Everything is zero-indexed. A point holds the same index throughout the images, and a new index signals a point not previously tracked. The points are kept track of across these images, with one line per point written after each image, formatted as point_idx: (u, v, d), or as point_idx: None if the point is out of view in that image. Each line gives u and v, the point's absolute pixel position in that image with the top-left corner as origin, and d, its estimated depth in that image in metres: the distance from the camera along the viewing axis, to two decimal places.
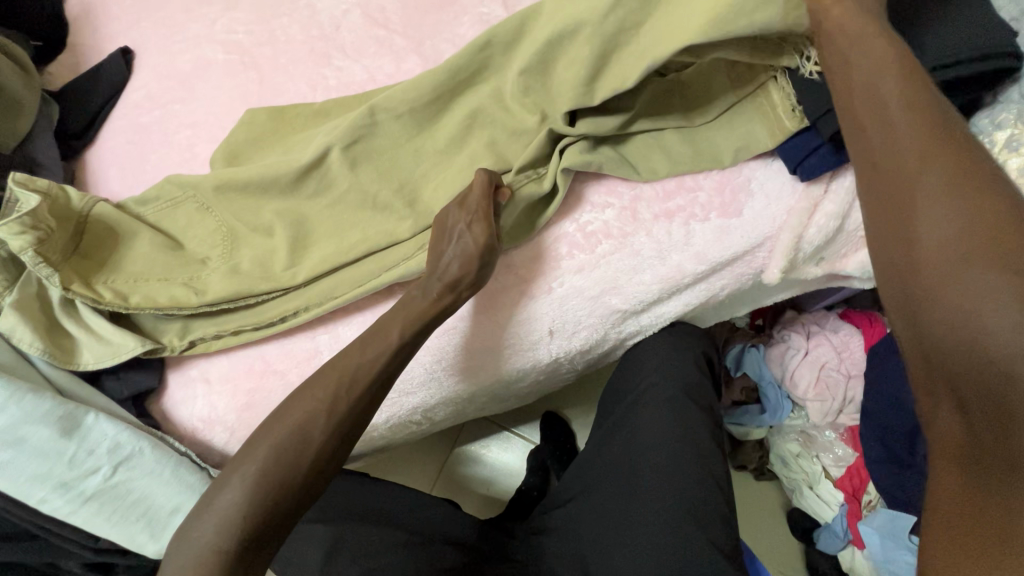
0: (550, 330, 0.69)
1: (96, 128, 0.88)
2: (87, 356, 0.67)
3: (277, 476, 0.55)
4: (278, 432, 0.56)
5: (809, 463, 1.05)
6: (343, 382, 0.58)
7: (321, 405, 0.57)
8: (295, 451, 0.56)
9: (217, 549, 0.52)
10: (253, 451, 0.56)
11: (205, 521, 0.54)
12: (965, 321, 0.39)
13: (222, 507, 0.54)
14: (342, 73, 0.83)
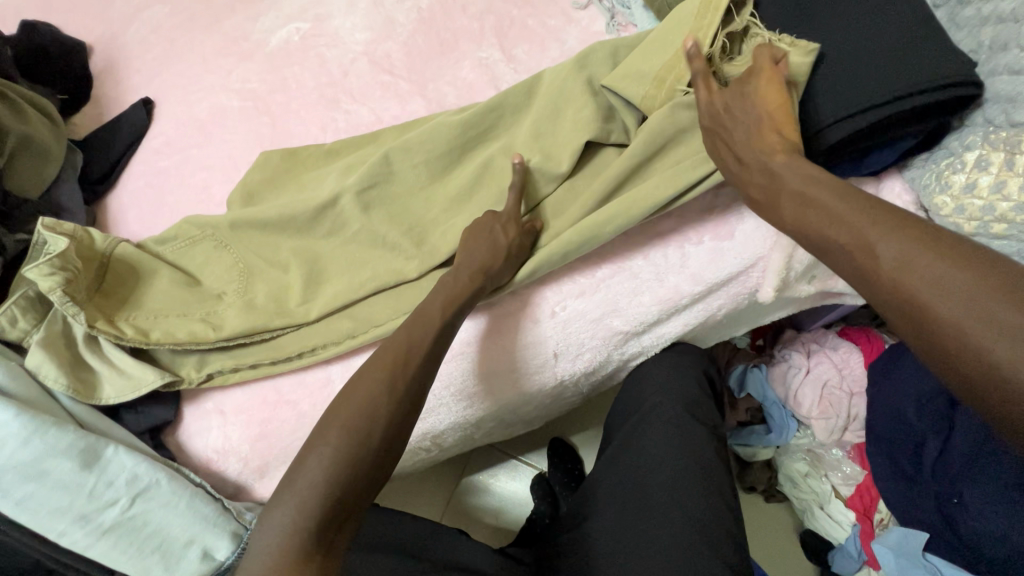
0: (554, 353, 0.71)
1: (117, 173, 0.93)
2: (108, 391, 0.69)
3: (356, 447, 0.51)
4: (348, 410, 0.53)
5: (818, 482, 1.04)
6: (405, 354, 0.58)
7: (384, 378, 0.56)
8: (366, 427, 0.52)
9: (300, 534, 0.47)
10: (324, 434, 0.52)
11: (283, 507, 0.49)
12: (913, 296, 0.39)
13: (301, 489, 0.49)
14: (351, 116, 0.88)
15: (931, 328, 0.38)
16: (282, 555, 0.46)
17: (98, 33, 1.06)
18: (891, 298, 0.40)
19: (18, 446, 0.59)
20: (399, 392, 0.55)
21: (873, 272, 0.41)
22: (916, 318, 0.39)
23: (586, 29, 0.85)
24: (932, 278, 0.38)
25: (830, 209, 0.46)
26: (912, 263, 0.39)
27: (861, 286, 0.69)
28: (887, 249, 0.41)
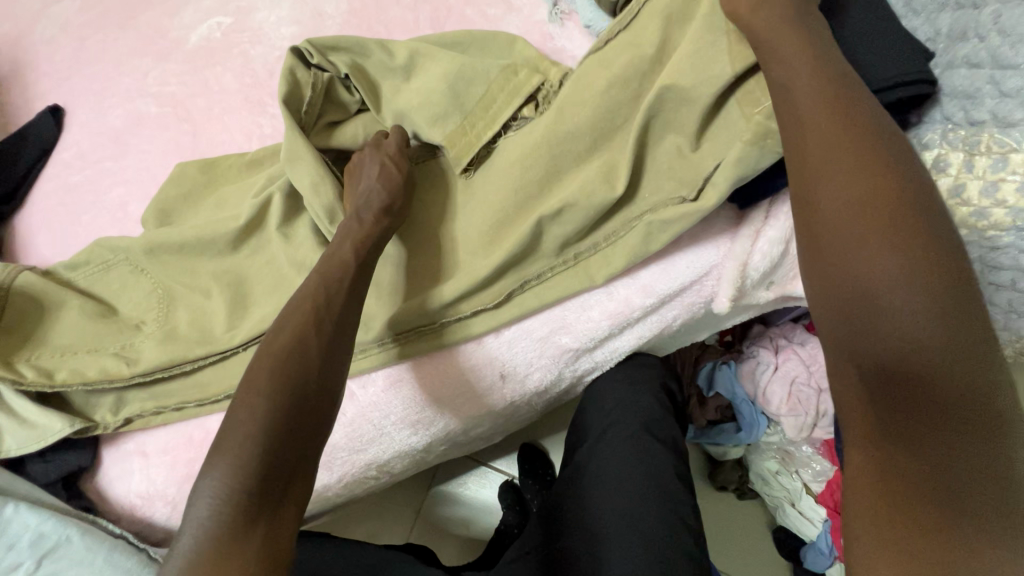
0: (501, 374, 0.67)
1: (25, 191, 0.84)
2: (11, 441, 0.63)
3: (289, 398, 0.48)
4: (269, 365, 0.49)
5: (789, 480, 1.03)
6: (325, 296, 0.54)
7: (306, 327, 0.51)
8: (296, 371, 0.49)
9: (234, 500, 0.44)
10: (252, 390, 0.48)
11: (213, 469, 0.45)
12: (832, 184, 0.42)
13: (232, 449, 0.46)
14: (278, 120, 0.81)
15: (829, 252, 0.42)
16: (218, 521, 0.43)
17: (1, 34, 0.96)
18: (825, 217, 0.42)
19: None
20: (329, 336, 0.52)
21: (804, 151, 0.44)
22: (836, 241, 0.42)
23: (528, 18, 0.78)
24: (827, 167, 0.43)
25: (824, 120, 0.44)
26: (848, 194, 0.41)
27: None
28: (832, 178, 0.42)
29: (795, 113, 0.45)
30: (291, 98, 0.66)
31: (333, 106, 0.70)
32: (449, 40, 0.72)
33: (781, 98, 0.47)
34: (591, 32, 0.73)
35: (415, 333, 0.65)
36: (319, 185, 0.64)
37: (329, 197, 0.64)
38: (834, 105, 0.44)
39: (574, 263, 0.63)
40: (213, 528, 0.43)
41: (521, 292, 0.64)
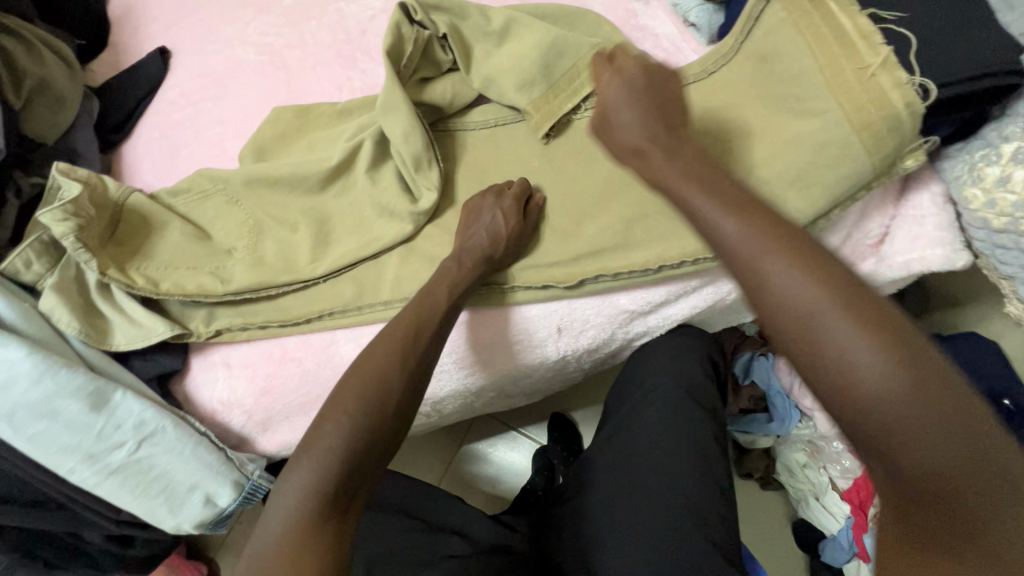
0: (558, 328, 0.71)
1: (133, 123, 0.92)
2: (119, 337, 0.69)
3: (376, 412, 0.51)
4: (358, 380, 0.53)
5: (815, 474, 1.03)
6: (412, 334, 0.57)
7: (394, 358, 0.55)
8: (383, 389, 0.53)
9: (314, 496, 0.47)
10: (340, 403, 0.51)
11: (298, 466, 0.48)
12: (801, 310, 0.37)
13: (319, 451, 0.49)
14: (367, 75, 0.86)
15: (823, 356, 0.35)
16: (300, 513, 0.46)
17: None
18: (841, 393, 0.35)
19: (30, 385, 0.59)
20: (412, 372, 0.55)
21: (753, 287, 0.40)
22: (855, 408, 0.35)
23: None
24: (802, 318, 0.37)
25: (827, 293, 0.37)
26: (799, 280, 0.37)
27: (880, 277, 0.65)
28: (761, 243, 0.40)
29: (745, 260, 0.40)
30: (394, 49, 0.70)
31: (429, 66, 0.75)
32: (539, 11, 0.76)
33: (719, 247, 0.43)
34: (675, 10, 0.76)
35: (477, 292, 0.70)
36: (410, 136, 0.69)
37: (419, 148, 0.70)
38: (810, 260, 0.38)
39: (639, 234, 0.67)
40: (295, 521, 0.46)
41: (593, 281, 0.67)
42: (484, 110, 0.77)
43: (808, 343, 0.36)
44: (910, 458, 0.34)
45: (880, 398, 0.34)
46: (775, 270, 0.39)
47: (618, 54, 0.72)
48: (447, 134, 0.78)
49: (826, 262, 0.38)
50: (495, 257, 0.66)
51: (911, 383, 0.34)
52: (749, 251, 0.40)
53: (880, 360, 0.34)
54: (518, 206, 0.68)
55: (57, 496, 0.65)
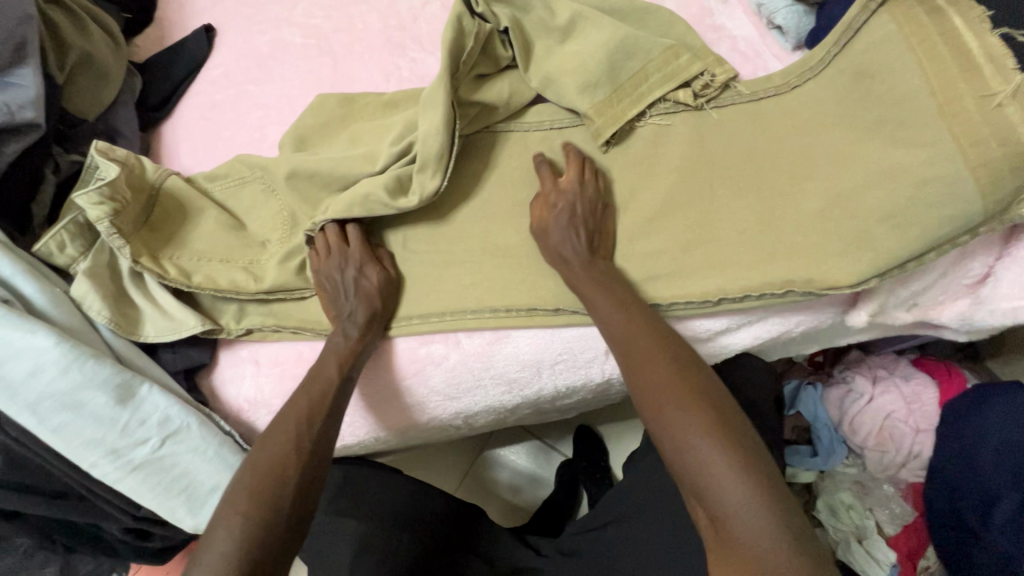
0: (606, 350, 0.65)
1: (174, 102, 0.89)
2: (148, 328, 0.66)
3: (261, 508, 0.51)
4: (254, 473, 0.53)
5: (862, 515, 0.95)
6: (307, 415, 0.57)
7: (287, 451, 0.54)
8: (270, 478, 0.53)
9: None
10: (235, 501, 0.51)
11: (194, 574, 0.48)
12: (651, 390, 0.52)
13: (208, 563, 0.48)
14: (416, 65, 0.82)
15: (703, 500, 0.46)
16: None
17: None
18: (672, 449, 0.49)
19: (57, 374, 0.57)
20: (309, 454, 0.55)
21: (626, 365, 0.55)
22: (680, 466, 0.48)
23: None
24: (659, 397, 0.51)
25: (661, 375, 0.52)
26: (698, 431, 0.48)
27: (974, 323, 0.59)
28: (678, 414, 0.49)
29: (642, 364, 0.54)
30: (454, 47, 0.65)
31: (487, 61, 0.70)
32: (609, 7, 0.70)
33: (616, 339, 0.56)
34: (759, 11, 0.70)
35: (515, 309, 0.65)
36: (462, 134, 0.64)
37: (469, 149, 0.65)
38: (668, 355, 0.54)
39: (699, 260, 0.61)
40: None
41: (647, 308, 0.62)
42: (540, 110, 0.72)
43: (656, 408, 0.51)
44: (728, 514, 0.44)
45: (754, 527, 0.43)
46: (655, 367, 0.53)
47: (693, 57, 0.66)
48: (498, 134, 0.73)
49: (679, 359, 0.54)
50: (382, 307, 0.65)
51: (737, 453, 0.47)
52: (640, 351, 0.54)
53: (751, 504, 0.44)
54: (367, 252, 0.67)
55: (77, 487, 0.62)
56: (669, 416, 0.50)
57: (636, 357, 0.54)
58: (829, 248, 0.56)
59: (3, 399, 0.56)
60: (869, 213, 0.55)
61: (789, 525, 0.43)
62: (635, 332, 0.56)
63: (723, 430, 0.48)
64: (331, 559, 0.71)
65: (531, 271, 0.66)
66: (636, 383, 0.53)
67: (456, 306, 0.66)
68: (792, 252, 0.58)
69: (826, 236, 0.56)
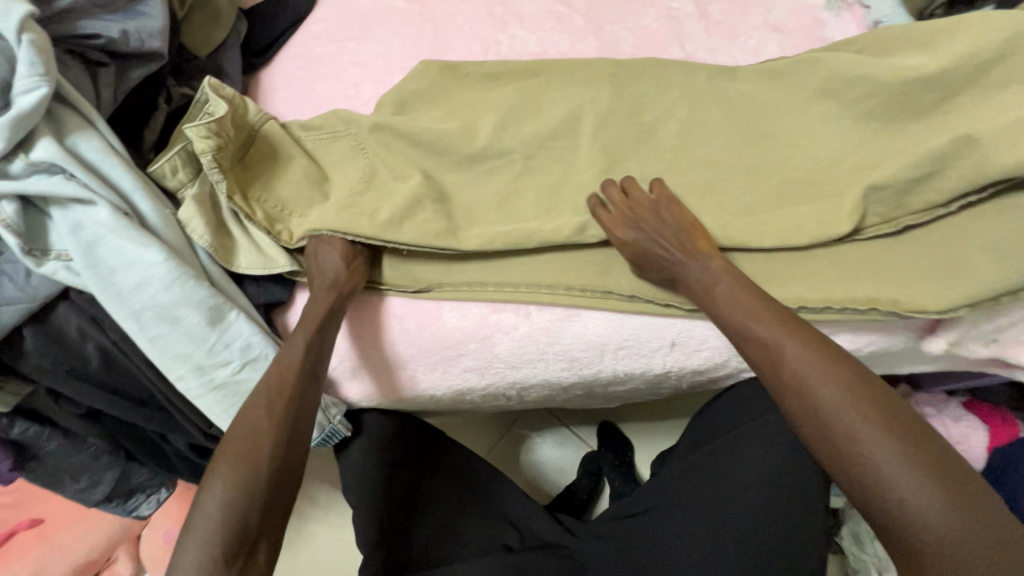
0: (671, 342, 0.67)
1: (275, 51, 0.92)
2: (241, 261, 0.69)
3: (273, 422, 0.57)
4: (264, 396, 0.58)
5: (888, 548, 0.93)
6: (292, 381, 0.60)
7: (286, 373, 0.60)
8: (281, 400, 0.58)
9: (237, 500, 0.53)
10: (252, 415, 0.57)
11: (213, 483, 0.54)
12: (793, 378, 0.52)
13: (230, 460, 0.55)
14: (516, 42, 0.83)
15: (879, 485, 0.46)
16: (220, 519, 0.52)
17: None
18: (821, 433, 0.50)
19: (161, 288, 0.61)
20: (293, 415, 0.58)
21: (772, 358, 0.54)
22: (829, 443, 0.49)
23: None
24: (807, 385, 0.51)
25: (813, 367, 0.51)
26: (842, 402, 0.49)
27: None
28: (839, 398, 0.49)
29: (780, 358, 0.53)
30: None
31: None
32: None
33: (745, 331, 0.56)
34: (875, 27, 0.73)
35: (585, 289, 0.67)
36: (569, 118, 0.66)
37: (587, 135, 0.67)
38: (805, 335, 0.54)
39: (778, 269, 0.62)
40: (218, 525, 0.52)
41: None
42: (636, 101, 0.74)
43: (796, 393, 0.52)
44: (891, 493, 0.45)
45: (916, 499, 0.45)
46: (801, 359, 0.52)
47: (804, 65, 0.66)
48: None
49: (823, 340, 0.53)
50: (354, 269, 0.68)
51: (896, 432, 0.47)
52: (783, 341, 0.53)
53: (919, 480, 0.45)
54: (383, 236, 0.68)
55: (158, 395, 0.67)
56: (817, 403, 0.50)
57: (782, 352, 0.53)
58: (922, 279, 0.57)
59: (112, 304, 0.59)
60: (967, 243, 0.57)
61: (960, 481, 0.45)
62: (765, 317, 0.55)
63: (876, 413, 0.48)
64: (375, 504, 0.74)
65: (607, 258, 0.68)
66: (773, 373, 0.54)
67: (532, 280, 0.68)
68: (881, 280, 0.59)
69: (916, 265, 0.58)
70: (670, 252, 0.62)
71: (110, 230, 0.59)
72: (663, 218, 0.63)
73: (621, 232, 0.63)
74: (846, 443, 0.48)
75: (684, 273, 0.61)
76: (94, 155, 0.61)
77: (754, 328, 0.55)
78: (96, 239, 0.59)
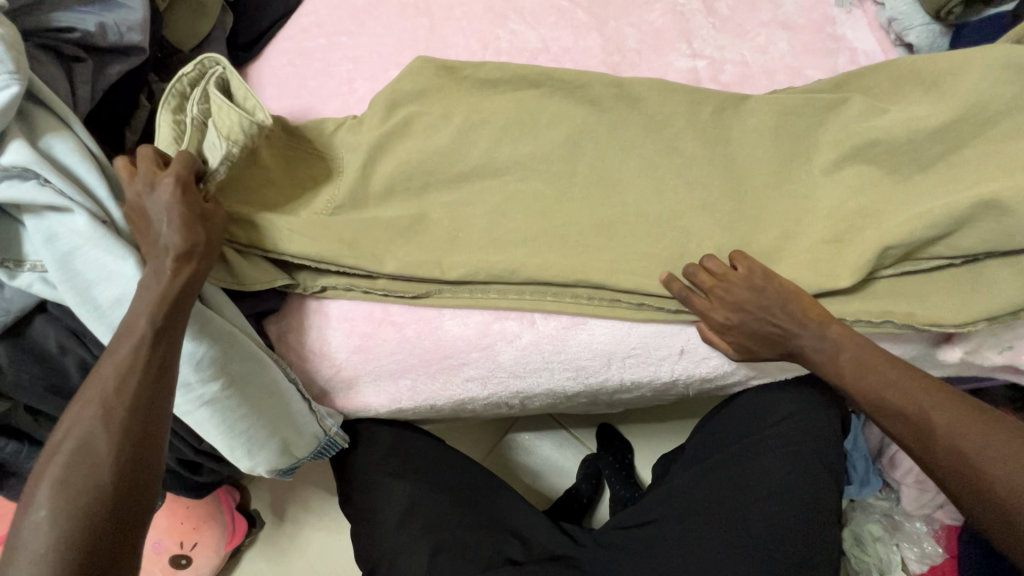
0: (680, 350, 0.66)
1: (263, 45, 0.88)
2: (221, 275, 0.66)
3: (125, 405, 0.48)
4: (108, 372, 0.49)
5: (888, 550, 0.94)
6: (103, 402, 0.48)
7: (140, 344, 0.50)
8: (128, 374, 0.49)
9: (73, 499, 0.44)
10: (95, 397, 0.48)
11: (50, 478, 0.46)
12: (926, 431, 0.53)
13: (64, 455, 0.46)
14: (516, 37, 0.80)
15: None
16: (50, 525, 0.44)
17: None
18: (971, 483, 0.51)
19: None
20: (120, 426, 0.47)
21: (900, 413, 0.55)
22: (981, 493, 0.50)
23: None
24: (944, 437, 0.52)
25: (945, 417, 0.53)
26: (989, 450, 0.50)
27: None
28: (983, 444, 0.51)
29: (906, 410, 0.55)
30: None
31: None
32: None
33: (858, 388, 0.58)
34: (889, 25, 0.72)
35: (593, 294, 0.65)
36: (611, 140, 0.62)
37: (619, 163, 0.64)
38: (928, 386, 0.55)
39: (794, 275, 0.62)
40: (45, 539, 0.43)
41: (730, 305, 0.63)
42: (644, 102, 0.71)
43: (935, 446, 0.53)
44: None
45: None
46: (932, 410, 0.53)
47: None
48: None
49: (946, 386, 0.55)
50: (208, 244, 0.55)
51: None
52: (902, 395, 0.55)
53: None
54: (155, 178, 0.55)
55: None
56: (959, 454, 0.51)
57: (906, 406, 0.55)
58: (936, 293, 0.60)
59: (91, 318, 0.56)
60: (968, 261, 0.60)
61: None
62: (879, 369, 0.57)
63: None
64: (377, 517, 0.73)
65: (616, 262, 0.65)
66: (904, 428, 0.55)
67: (537, 286, 0.66)
68: (894, 295, 0.61)
69: (925, 280, 0.61)
70: (777, 325, 0.59)
71: (87, 240, 0.55)
72: (761, 293, 0.59)
73: (724, 309, 0.60)
74: (999, 490, 0.49)
75: (801, 348, 0.59)
76: (68, 157, 0.57)
77: (874, 384, 0.56)
78: (73, 249, 0.55)
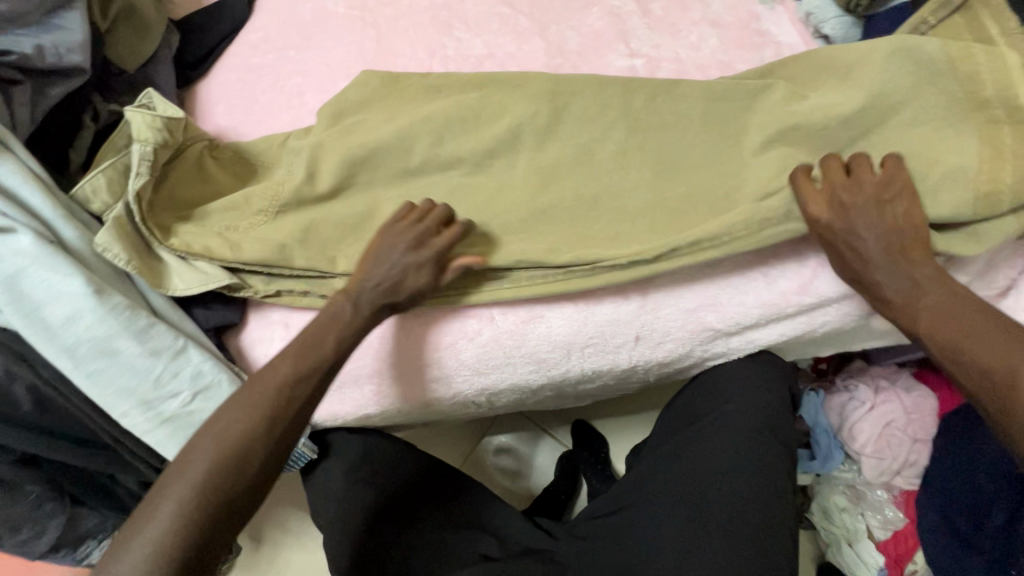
0: (636, 336, 0.68)
1: (211, 62, 0.88)
2: (176, 281, 0.66)
3: (236, 449, 0.53)
4: (247, 420, 0.54)
5: (853, 520, 0.97)
6: (218, 431, 0.54)
7: (279, 394, 0.56)
8: (267, 423, 0.55)
9: (183, 531, 0.49)
10: (212, 445, 0.53)
11: (167, 510, 0.50)
12: (982, 363, 0.51)
13: (186, 490, 0.51)
14: (462, 45, 0.82)
15: None
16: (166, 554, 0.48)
17: None
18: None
19: (94, 320, 0.57)
20: (229, 465, 0.52)
21: (952, 347, 0.53)
22: None
23: None
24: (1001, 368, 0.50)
25: (1002, 347, 0.51)
26: None
27: None
28: None
29: (960, 340, 0.53)
30: None
31: None
32: None
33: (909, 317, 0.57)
34: (807, 18, 0.77)
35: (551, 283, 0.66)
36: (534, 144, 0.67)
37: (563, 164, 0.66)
38: (985, 321, 0.53)
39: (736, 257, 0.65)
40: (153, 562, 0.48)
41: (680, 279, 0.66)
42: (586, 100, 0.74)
43: (994, 377, 0.50)
44: None
45: None
46: (985, 343, 0.52)
47: None
48: None
49: (1006, 323, 0.53)
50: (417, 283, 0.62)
51: None
52: (952, 327, 0.54)
53: None
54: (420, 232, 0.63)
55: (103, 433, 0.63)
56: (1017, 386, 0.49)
57: (961, 337, 0.53)
58: None
59: (41, 340, 0.55)
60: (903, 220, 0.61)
61: None
62: (933, 301, 0.56)
63: None
64: (344, 525, 0.72)
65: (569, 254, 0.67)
66: (957, 361, 0.53)
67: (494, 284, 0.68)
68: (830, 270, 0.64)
69: None
70: (867, 246, 0.58)
71: (32, 259, 0.55)
72: (873, 208, 0.59)
73: (827, 215, 0.59)
74: None
75: (879, 284, 0.58)
76: (12, 179, 0.58)
77: (928, 318, 0.55)
78: (18, 270, 0.55)
